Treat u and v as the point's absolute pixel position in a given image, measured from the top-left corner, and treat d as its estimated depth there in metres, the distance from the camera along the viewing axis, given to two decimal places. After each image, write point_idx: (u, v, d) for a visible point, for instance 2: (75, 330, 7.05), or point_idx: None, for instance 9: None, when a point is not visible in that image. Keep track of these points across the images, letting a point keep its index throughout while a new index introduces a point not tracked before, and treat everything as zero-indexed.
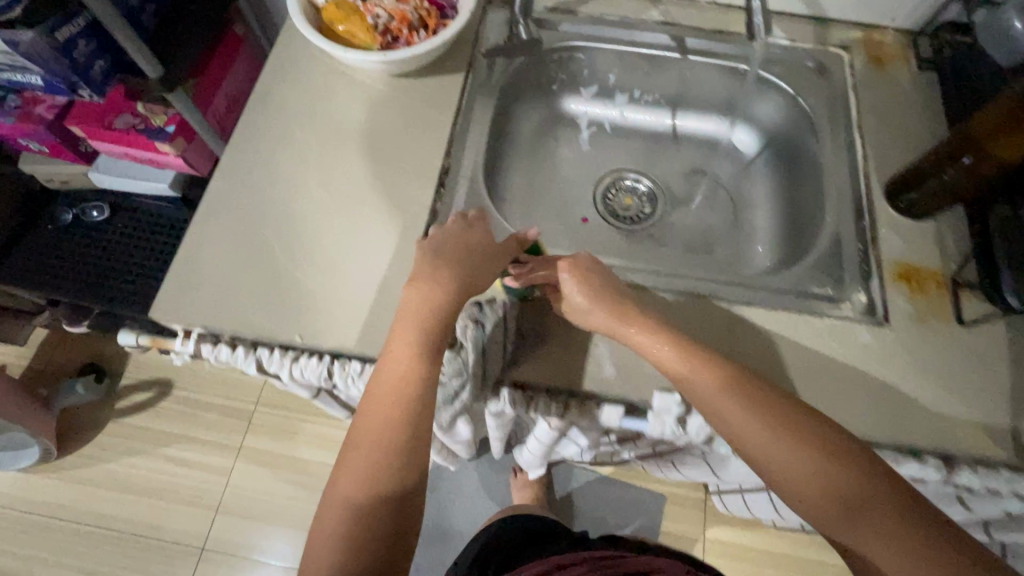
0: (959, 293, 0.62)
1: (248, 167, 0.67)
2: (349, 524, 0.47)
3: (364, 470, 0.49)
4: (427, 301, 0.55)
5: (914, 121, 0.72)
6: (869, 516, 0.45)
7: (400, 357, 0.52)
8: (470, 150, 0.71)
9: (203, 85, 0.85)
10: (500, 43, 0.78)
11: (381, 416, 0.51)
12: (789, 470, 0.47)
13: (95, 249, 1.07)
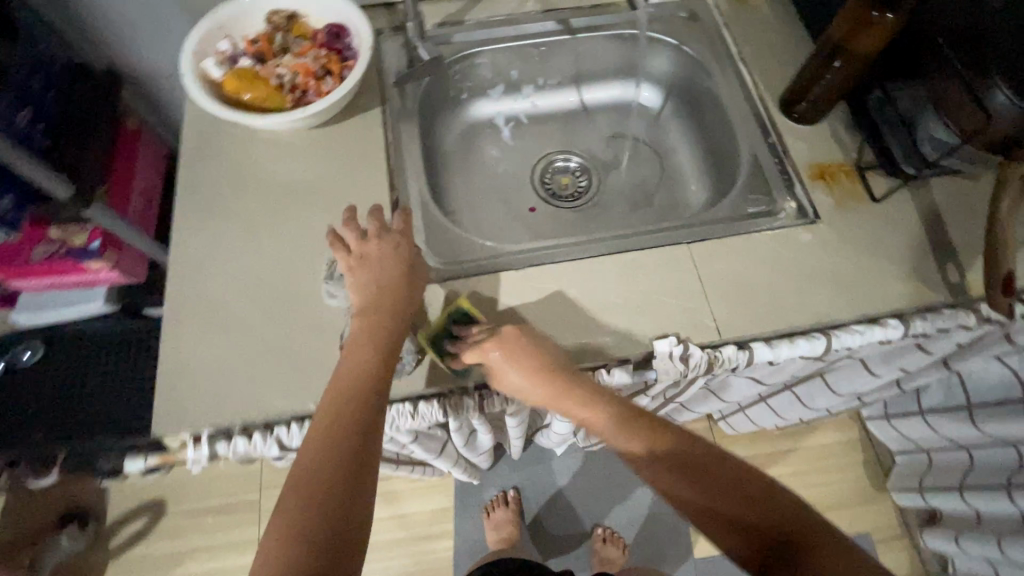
0: (867, 175, 0.71)
1: (200, 257, 0.66)
2: (300, 514, 0.43)
3: (315, 460, 0.46)
4: (390, 295, 0.56)
5: (783, 42, 0.81)
6: (720, 496, 0.54)
7: (363, 354, 0.53)
8: (411, 176, 0.73)
9: (115, 187, 0.86)
10: (402, 68, 0.80)
11: (339, 416, 0.49)
12: (646, 461, 0.57)
13: (44, 393, 1.01)
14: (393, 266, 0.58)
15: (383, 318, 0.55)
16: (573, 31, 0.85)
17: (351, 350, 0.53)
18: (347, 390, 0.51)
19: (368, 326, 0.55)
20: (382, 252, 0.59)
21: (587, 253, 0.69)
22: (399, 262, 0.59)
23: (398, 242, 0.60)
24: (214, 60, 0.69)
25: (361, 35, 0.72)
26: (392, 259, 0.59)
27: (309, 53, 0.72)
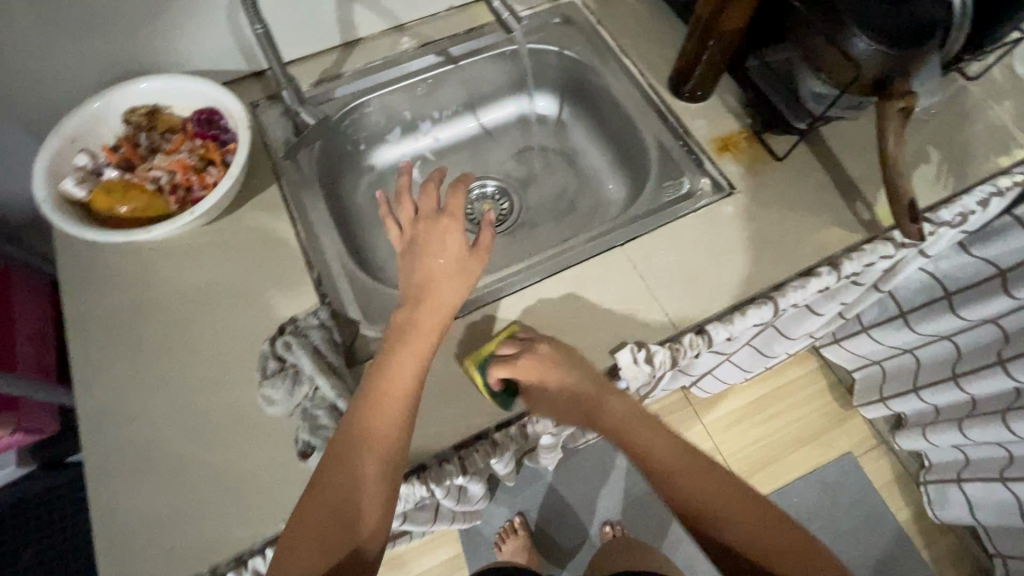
0: (766, 138, 0.74)
1: (114, 398, 0.58)
2: (346, 482, 0.49)
3: (345, 461, 0.50)
4: (446, 279, 0.59)
5: (657, 28, 0.83)
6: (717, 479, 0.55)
7: (405, 354, 0.55)
8: (328, 248, 0.69)
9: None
10: (290, 137, 0.75)
11: (376, 415, 0.52)
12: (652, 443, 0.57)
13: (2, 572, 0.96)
14: (435, 248, 0.60)
15: (440, 299, 0.58)
16: (454, 59, 0.84)
17: (408, 329, 0.56)
18: (400, 375, 0.53)
19: (416, 308, 0.57)
20: (423, 236, 0.61)
21: (529, 280, 0.67)
22: (444, 243, 0.61)
23: (445, 223, 0.62)
24: (73, 178, 0.62)
25: (234, 115, 0.66)
26: (442, 239, 0.61)
27: (182, 147, 0.66)
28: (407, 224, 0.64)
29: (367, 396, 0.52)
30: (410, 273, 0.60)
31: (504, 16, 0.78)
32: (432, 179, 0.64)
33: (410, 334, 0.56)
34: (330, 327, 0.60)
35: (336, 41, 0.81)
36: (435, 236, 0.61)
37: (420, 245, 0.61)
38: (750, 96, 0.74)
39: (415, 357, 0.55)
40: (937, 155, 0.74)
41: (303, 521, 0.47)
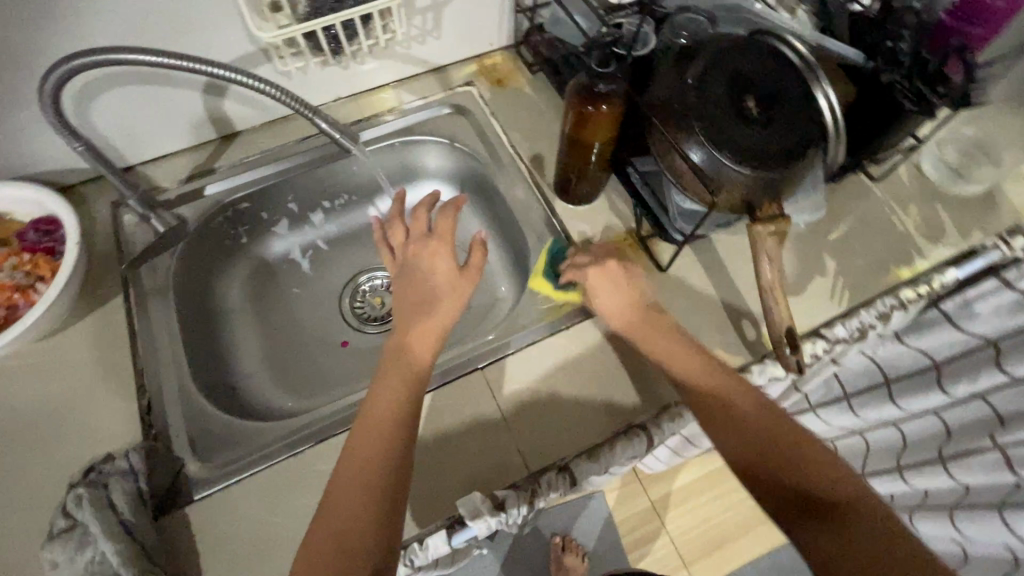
0: (651, 246, 0.69)
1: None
2: (355, 512, 0.46)
3: (360, 467, 0.48)
4: (432, 301, 0.58)
5: (550, 122, 0.80)
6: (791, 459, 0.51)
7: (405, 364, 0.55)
8: (167, 367, 0.63)
9: None
10: (149, 240, 0.71)
11: (383, 422, 0.50)
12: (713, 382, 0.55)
13: None
14: (421, 273, 0.60)
15: (433, 319, 0.57)
16: (338, 153, 0.80)
17: (402, 350, 0.56)
18: (395, 394, 0.53)
19: (407, 335, 0.56)
20: (412, 260, 0.61)
21: None
22: (433, 266, 0.60)
23: (432, 244, 0.61)
24: None
25: (68, 229, 0.62)
26: (425, 264, 0.60)
27: (6, 263, 0.61)
28: (399, 248, 0.64)
29: (361, 423, 0.51)
30: (402, 300, 0.59)
31: (334, 139, 0.66)
32: (423, 202, 0.64)
33: (402, 354, 0.55)
34: (135, 474, 0.54)
35: (211, 135, 0.77)
36: (426, 260, 0.61)
37: (411, 269, 0.61)
38: (635, 200, 0.70)
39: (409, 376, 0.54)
40: (833, 266, 0.69)
41: (328, 527, 0.46)
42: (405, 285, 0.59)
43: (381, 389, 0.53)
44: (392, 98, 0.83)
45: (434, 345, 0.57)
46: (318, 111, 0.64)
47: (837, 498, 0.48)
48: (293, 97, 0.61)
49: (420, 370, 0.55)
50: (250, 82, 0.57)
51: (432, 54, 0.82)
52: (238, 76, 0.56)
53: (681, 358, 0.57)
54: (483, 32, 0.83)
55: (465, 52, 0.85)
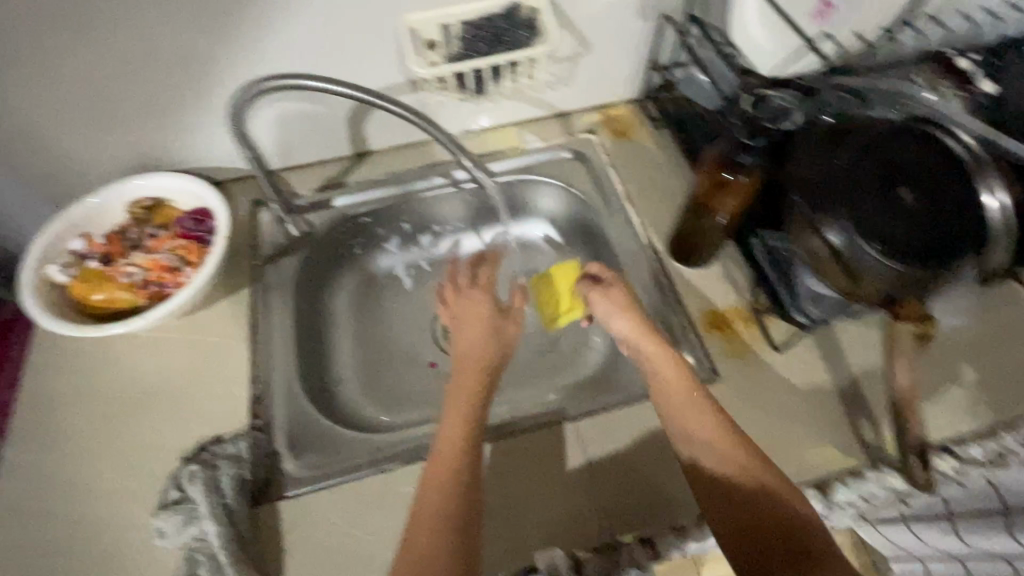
0: (765, 321, 0.66)
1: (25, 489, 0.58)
2: (443, 499, 0.48)
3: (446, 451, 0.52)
4: (480, 331, 0.63)
5: (669, 180, 0.79)
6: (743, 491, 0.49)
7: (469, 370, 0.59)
8: (279, 362, 0.67)
9: None
10: (279, 241, 0.77)
11: (455, 416, 0.55)
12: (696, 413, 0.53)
13: None
14: (469, 317, 0.65)
15: (479, 344, 0.62)
16: (457, 182, 0.83)
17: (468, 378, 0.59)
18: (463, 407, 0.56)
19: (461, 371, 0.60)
20: (463, 310, 0.66)
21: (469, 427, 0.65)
22: (487, 314, 0.65)
23: (478, 293, 0.67)
24: (60, 264, 0.66)
25: (219, 221, 0.69)
26: (481, 311, 0.65)
27: (163, 246, 0.68)
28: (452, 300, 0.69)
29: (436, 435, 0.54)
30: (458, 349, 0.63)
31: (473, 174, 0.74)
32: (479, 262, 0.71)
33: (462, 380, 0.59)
34: (242, 461, 0.58)
35: (346, 151, 0.83)
36: (472, 303, 0.66)
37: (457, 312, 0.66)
38: (755, 273, 0.67)
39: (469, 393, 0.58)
40: (973, 375, 0.63)
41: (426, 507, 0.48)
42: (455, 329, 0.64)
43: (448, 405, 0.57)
44: (514, 137, 0.85)
45: (488, 360, 0.61)
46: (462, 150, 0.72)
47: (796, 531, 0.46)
48: (441, 134, 0.68)
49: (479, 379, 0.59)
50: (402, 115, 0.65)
51: (560, 101, 0.84)
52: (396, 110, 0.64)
53: (692, 416, 0.53)
54: (612, 85, 0.84)
55: (592, 101, 0.86)
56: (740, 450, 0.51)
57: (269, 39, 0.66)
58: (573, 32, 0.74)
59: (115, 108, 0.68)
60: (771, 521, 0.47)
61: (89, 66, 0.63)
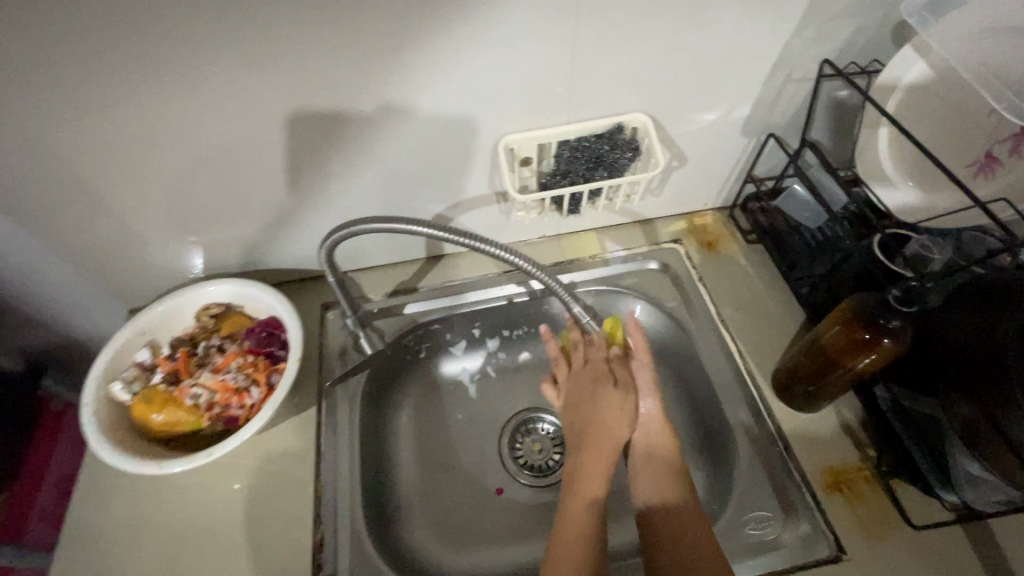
0: (894, 486, 0.58)
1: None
2: None
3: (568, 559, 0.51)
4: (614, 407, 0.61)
5: (765, 302, 0.74)
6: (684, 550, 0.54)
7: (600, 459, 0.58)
8: (344, 499, 0.62)
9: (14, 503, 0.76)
10: (347, 352, 0.72)
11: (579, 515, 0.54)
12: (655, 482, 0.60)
13: None
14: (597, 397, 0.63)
15: (609, 426, 0.60)
16: (534, 292, 0.79)
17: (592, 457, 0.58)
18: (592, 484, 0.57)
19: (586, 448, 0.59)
20: (581, 387, 0.65)
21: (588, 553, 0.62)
22: (609, 395, 0.62)
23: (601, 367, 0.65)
24: (124, 380, 0.62)
25: (290, 337, 0.64)
26: (607, 394, 0.62)
27: (232, 363, 0.64)
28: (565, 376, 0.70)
29: (561, 524, 0.54)
30: (580, 426, 0.62)
31: (582, 322, 0.68)
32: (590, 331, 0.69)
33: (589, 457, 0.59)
34: None
35: (419, 253, 0.80)
36: (598, 378, 0.64)
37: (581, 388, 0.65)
38: (884, 434, 0.59)
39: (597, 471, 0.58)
40: None
41: None
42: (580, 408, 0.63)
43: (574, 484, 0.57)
44: (595, 244, 0.81)
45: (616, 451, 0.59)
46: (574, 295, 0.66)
47: None
48: (546, 274, 0.62)
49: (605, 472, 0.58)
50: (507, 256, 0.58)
51: (646, 209, 0.80)
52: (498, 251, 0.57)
53: (653, 478, 0.60)
54: (702, 194, 0.79)
55: (678, 208, 0.81)
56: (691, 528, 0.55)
57: (362, 156, 0.63)
58: (670, 148, 0.70)
59: (199, 216, 0.66)
60: None
61: (179, 181, 0.61)
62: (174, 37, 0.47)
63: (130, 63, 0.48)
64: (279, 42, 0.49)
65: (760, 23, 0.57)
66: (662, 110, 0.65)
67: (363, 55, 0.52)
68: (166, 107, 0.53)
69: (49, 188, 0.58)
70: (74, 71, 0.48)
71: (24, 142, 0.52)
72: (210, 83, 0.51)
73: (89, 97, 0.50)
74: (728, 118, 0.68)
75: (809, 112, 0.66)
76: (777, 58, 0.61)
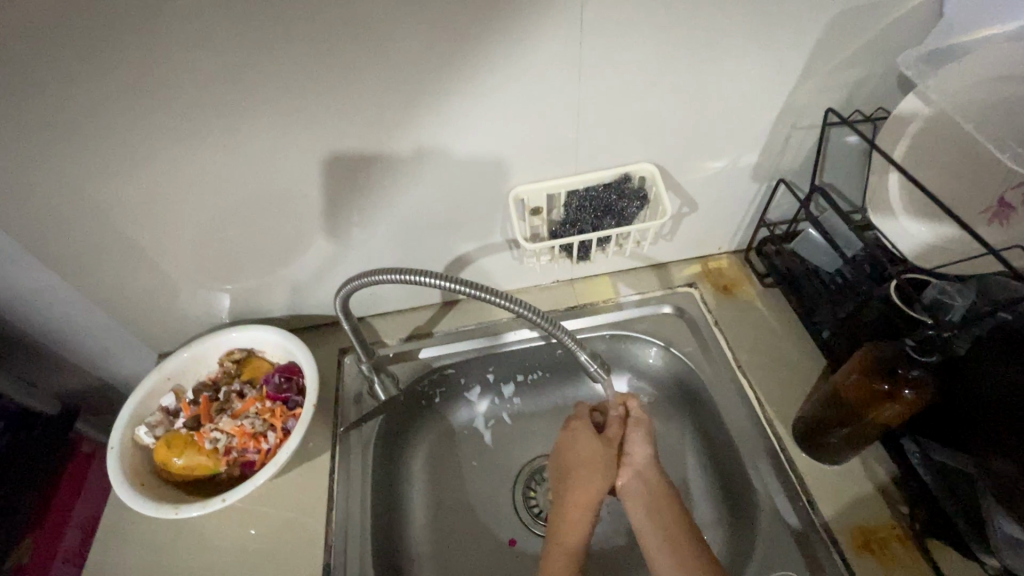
0: (929, 546, 0.54)
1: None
2: None
3: None
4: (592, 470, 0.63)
5: (784, 348, 0.72)
6: None
7: (575, 527, 0.60)
8: (352, 546, 0.62)
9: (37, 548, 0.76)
10: (362, 397, 0.74)
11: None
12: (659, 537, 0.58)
13: None
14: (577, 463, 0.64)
15: (588, 490, 0.62)
16: (547, 337, 0.79)
17: (575, 510, 0.61)
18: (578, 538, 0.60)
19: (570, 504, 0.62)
20: (570, 454, 0.65)
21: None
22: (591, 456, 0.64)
23: (587, 433, 0.66)
24: (148, 423, 0.64)
25: (307, 382, 0.66)
26: (591, 454, 0.64)
27: (251, 408, 0.66)
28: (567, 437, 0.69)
29: None
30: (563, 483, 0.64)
31: (589, 370, 0.64)
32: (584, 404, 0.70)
33: (572, 513, 0.61)
34: None
35: (436, 298, 0.82)
36: (580, 444, 0.65)
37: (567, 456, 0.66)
38: (915, 489, 0.56)
39: (579, 517, 0.61)
40: None
41: None
42: (562, 475, 0.65)
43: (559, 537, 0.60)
44: (608, 288, 0.81)
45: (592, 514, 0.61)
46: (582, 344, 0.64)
47: None
48: (558, 327, 0.61)
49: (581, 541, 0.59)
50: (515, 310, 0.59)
51: (659, 253, 0.80)
52: (507, 304, 0.58)
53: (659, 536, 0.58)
54: (715, 238, 0.79)
55: (692, 251, 0.82)
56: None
57: (381, 207, 0.66)
58: (680, 194, 0.72)
59: (227, 264, 0.70)
60: None
61: (209, 230, 0.65)
62: (212, 101, 0.52)
63: (174, 123, 0.53)
64: (304, 102, 0.54)
65: (761, 75, 0.59)
66: (669, 158, 0.67)
67: (381, 113, 0.56)
68: (203, 162, 0.57)
69: (91, 238, 0.62)
70: (124, 131, 0.53)
71: (75, 196, 0.57)
72: (242, 140, 0.56)
73: (136, 155, 0.55)
74: (736, 164, 0.69)
75: (818, 158, 0.66)
76: (782, 107, 0.63)
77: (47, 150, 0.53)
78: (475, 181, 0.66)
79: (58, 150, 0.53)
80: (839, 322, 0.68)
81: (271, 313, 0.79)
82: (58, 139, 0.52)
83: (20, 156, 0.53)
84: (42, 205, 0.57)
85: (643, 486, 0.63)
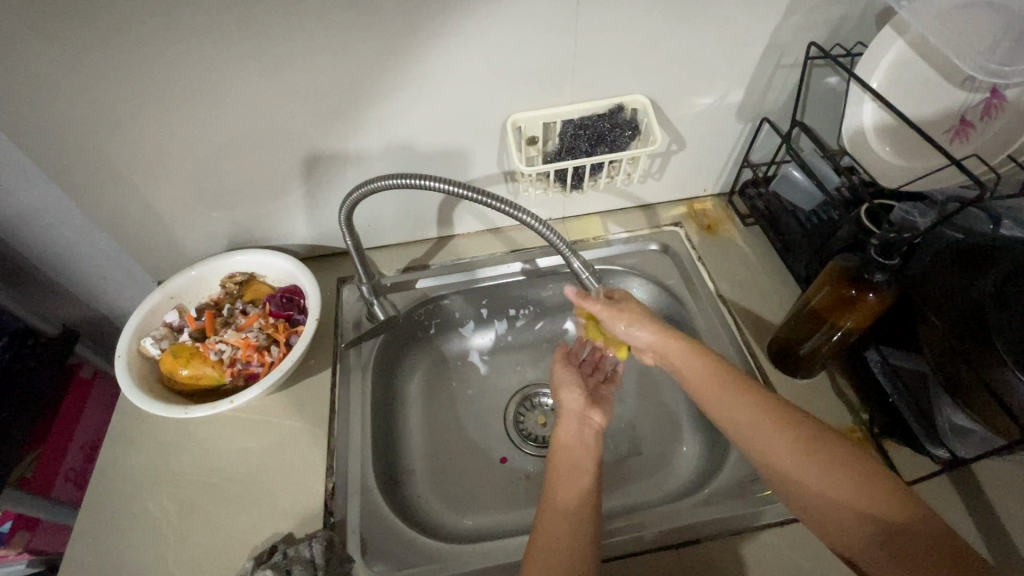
0: (886, 445, 0.59)
1: (101, 570, 0.57)
2: (559, 545, 0.50)
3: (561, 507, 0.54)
4: (578, 391, 0.68)
5: (762, 280, 0.77)
6: (755, 423, 0.54)
7: (569, 428, 0.63)
8: (354, 453, 0.65)
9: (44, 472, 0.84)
10: (361, 322, 0.77)
11: (565, 472, 0.58)
12: (694, 378, 0.59)
13: None
14: (565, 384, 0.69)
15: (567, 404, 0.67)
16: (539, 269, 0.82)
17: (569, 420, 0.64)
18: (578, 443, 0.62)
19: (561, 419, 0.65)
20: (563, 381, 0.70)
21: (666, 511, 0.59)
22: (565, 372, 0.70)
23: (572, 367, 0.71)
24: (154, 336, 0.67)
25: (309, 301, 0.69)
26: (567, 374, 0.70)
27: (254, 324, 0.69)
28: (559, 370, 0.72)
29: (549, 481, 0.58)
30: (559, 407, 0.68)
31: (582, 278, 0.65)
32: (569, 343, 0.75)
33: (563, 424, 0.64)
34: (314, 568, 0.53)
35: (431, 232, 0.85)
36: (568, 374, 0.70)
37: (558, 386, 0.70)
38: (876, 395, 0.61)
39: (569, 423, 0.64)
40: None
41: (545, 558, 0.49)
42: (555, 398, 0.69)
43: (558, 448, 0.61)
44: (599, 226, 0.85)
45: (579, 416, 0.65)
46: (575, 251, 0.64)
47: (818, 457, 0.50)
48: (549, 228, 0.61)
49: (572, 435, 0.62)
50: (511, 212, 0.60)
51: (647, 193, 0.84)
52: (502, 206, 0.59)
53: (700, 382, 0.59)
54: (701, 179, 0.83)
55: (679, 193, 0.85)
56: (756, 405, 0.54)
57: (380, 135, 0.67)
58: (669, 132, 0.75)
59: (229, 194, 0.71)
60: (805, 448, 0.51)
61: (209, 156, 0.66)
62: (217, 20, 0.52)
63: (174, 42, 0.53)
64: (307, 24, 0.54)
65: (751, 11, 0.62)
66: (661, 93, 0.69)
67: (384, 37, 0.57)
68: (207, 85, 0.58)
69: (91, 162, 0.62)
70: (125, 49, 0.53)
71: (76, 117, 0.57)
72: (247, 59, 0.56)
73: (141, 73, 0.55)
74: (723, 103, 0.72)
75: (799, 96, 0.70)
76: (766, 47, 0.66)
77: (46, 65, 0.52)
78: (474, 113, 0.67)
79: (59, 66, 0.53)
80: (814, 253, 0.72)
81: (269, 245, 0.81)
82: (59, 54, 0.52)
83: (20, 71, 0.52)
84: (41, 124, 0.57)
85: (662, 347, 0.63)
